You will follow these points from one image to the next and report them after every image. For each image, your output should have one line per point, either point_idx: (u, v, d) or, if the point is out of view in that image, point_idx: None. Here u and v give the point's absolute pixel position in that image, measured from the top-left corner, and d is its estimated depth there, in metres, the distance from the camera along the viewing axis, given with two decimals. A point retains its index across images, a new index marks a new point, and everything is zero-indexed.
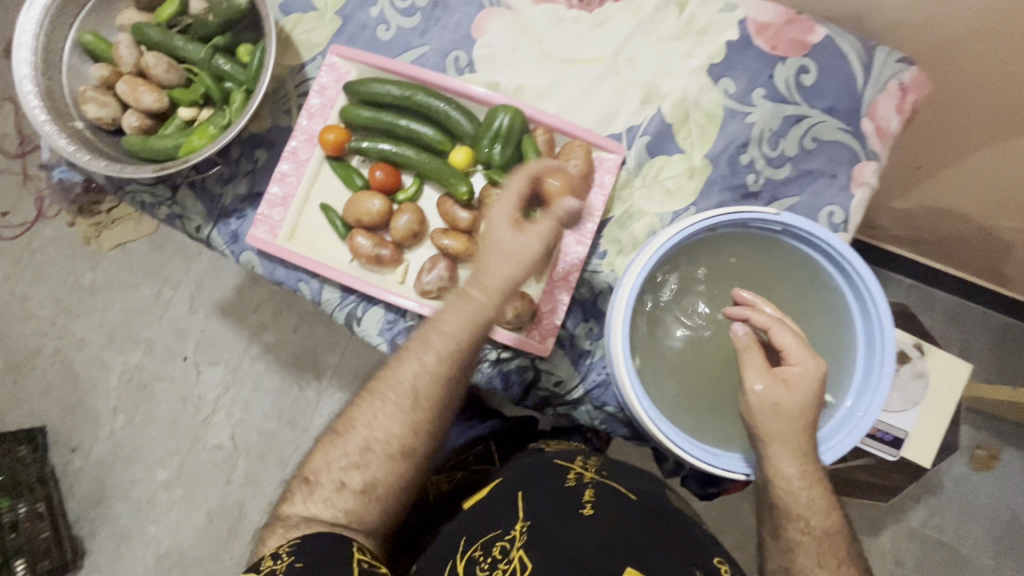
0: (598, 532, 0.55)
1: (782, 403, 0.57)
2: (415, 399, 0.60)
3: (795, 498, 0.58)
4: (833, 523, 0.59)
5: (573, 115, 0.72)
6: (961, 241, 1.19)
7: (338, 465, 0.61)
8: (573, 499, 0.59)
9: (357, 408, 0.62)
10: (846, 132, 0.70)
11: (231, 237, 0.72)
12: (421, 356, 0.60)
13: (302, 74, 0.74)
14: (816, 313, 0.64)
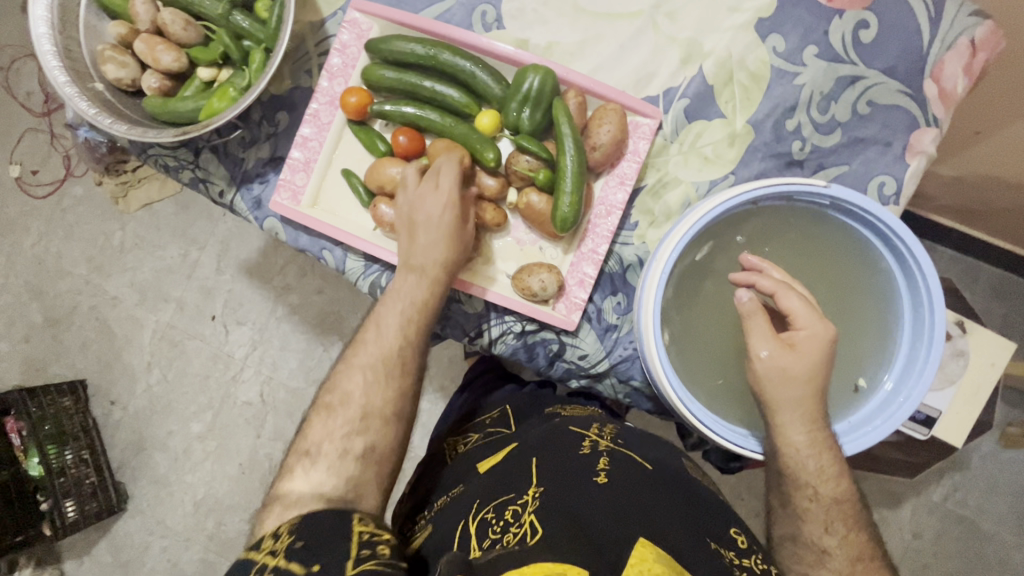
0: (611, 499, 0.50)
1: (792, 370, 0.54)
2: (398, 358, 0.61)
3: (803, 465, 0.55)
4: (843, 491, 0.56)
5: (607, 75, 0.68)
6: (1014, 212, 1.12)
7: (337, 434, 0.57)
8: (587, 465, 0.55)
9: (352, 377, 0.60)
10: (905, 96, 0.65)
11: (255, 203, 0.72)
12: (383, 320, 0.62)
13: (322, 31, 0.71)
14: (857, 295, 0.61)
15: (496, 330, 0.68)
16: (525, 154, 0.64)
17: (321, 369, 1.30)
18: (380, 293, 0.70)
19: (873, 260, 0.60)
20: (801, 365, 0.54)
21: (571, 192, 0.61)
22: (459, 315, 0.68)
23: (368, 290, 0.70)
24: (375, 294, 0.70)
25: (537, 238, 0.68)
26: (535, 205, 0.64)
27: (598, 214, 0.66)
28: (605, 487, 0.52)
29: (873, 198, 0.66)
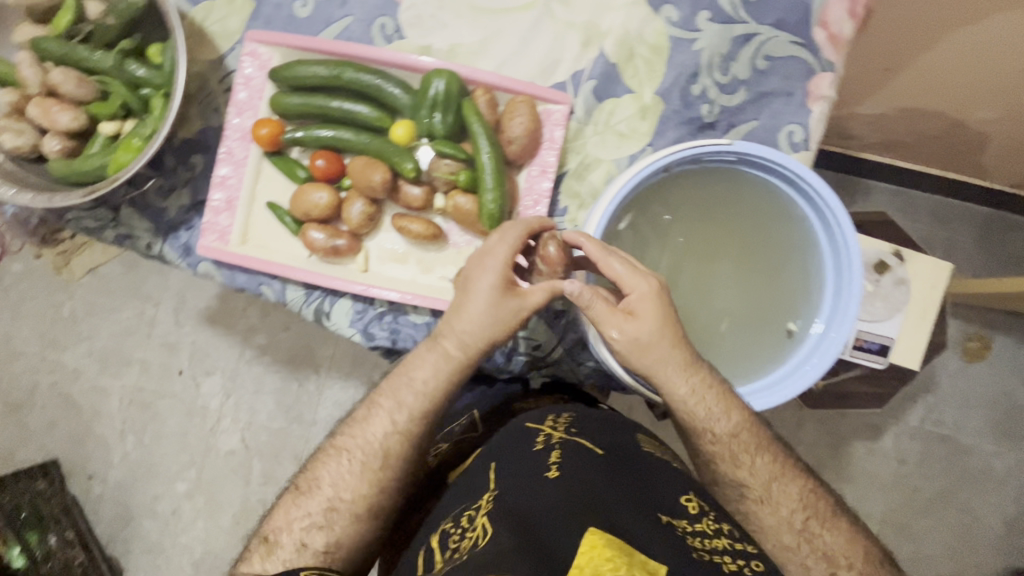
0: (564, 495, 0.53)
1: (642, 331, 0.56)
2: (384, 458, 0.60)
3: (695, 414, 0.59)
4: (739, 422, 0.60)
5: (513, 69, 0.69)
6: (936, 138, 1.17)
7: (300, 525, 0.58)
8: (540, 464, 0.56)
9: (326, 466, 0.60)
10: (798, 46, 0.67)
11: (184, 250, 0.70)
12: (395, 415, 0.60)
13: (224, 67, 0.70)
14: (779, 240, 0.64)
15: None
16: (444, 159, 0.64)
17: (300, 405, 1.28)
18: (325, 318, 0.69)
19: (785, 206, 0.62)
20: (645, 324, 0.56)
21: (493, 189, 0.62)
22: (408, 327, 0.68)
23: (314, 318, 0.69)
24: (321, 321, 0.69)
25: (472, 239, 0.68)
26: (463, 206, 0.64)
27: (526, 204, 0.66)
28: (557, 484, 0.54)
29: (785, 148, 0.68)
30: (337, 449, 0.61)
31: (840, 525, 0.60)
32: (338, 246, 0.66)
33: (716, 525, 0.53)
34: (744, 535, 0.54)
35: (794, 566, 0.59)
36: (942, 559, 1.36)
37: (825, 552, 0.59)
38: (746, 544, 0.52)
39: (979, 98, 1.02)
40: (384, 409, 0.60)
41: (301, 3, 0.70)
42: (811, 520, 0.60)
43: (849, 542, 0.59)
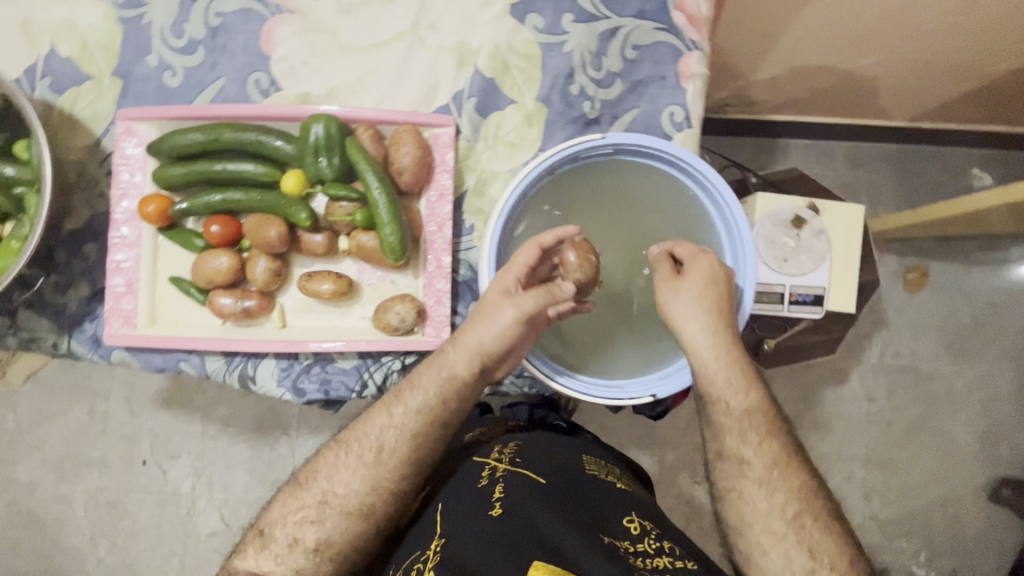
0: (504, 530, 0.54)
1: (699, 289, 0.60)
2: (380, 454, 0.58)
3: (716, 380, 0.59)
4: (755, 401, 0.60)
5: (394, 101, 0.69)
6: (832, 89, 1.22)
7: (294, 519, 0.57)
8: (484, 500, 0.58)
9: (325, 461, 0.59)
10: (662, 31, 0.69)
11: (93, 342, 0.67)
12: (392, 409, 0.59)
13: (101, 149, 0.69)
14: (673, 216, 0.66)
15: (379, 375, 0.67)
16: (339, 201, 0.64)
17: (275, 470, 1.24)
18: (252, 382, 0.67)
19: (671, 184, 0.65)
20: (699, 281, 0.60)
21: (390, 223, 0.62)
22: (338, 375, 0.67)
23: (240, 384, 0.67)
24: (248, 386, 0.67)
25: (385, 274, 0.68)
26: (367, 244, 0.64)
27: (430, 230, 0.66)
28: (499, 519, 0.56)
29: (670, 128, 0.70)
30: (337, 445, 0.60)
31: (833, 529, 0.56)
32: (249, 307, 0.65)
33: (658, 544, 0.55)
34: (687, 554, 0.54)
35: (776, 555, 0.55)
36: (929, 485, 1.40)
37: (810, 546, 0.55)
38: (686, 560, 0.53)
39: (858, 47, 1.05)
40: (385, 404, 0.60)
41: (169, 73, 0.69)
42: (802, 514, 0.56)
43: (840, 547, 0.55)
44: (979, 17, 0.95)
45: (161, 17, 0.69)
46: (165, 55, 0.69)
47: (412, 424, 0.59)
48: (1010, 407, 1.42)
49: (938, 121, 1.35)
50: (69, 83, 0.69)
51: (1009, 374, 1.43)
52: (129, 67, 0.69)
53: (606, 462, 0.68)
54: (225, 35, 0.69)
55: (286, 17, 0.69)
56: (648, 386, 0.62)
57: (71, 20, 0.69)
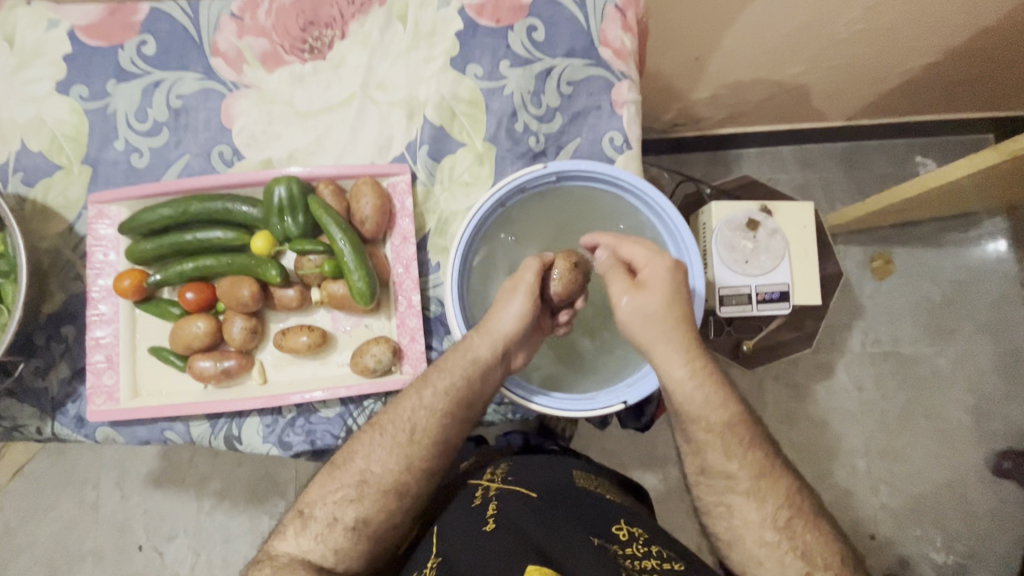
0: (498, 540, 0.54)
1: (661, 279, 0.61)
2: (414, 434, 0.60)
3: (691, 398, 0.60)
4: (733, 414, 0.60)
5: (352, 156, 0.74)
6: (770, 100, 1.29)
7: (333, 498, 0.58)
8: (478, 517, 0.59)
9: (361, 441, 0.61)
10: (593, 66, 0.75)
11: (76, 421, 0.68)
12: (421, 391, 0.61)
13: (74, 234, 0.71)
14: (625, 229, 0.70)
15: (362, 419, 0.68)
16: (307, 255, 0.67)
17: None
18: (237, 442, 0.68)
19: (618, 202, 0.68)
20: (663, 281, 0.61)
21: (357, 269, 0.65)
22: (322, 424, 0.68)
23: (226, 445, 0.68)
24: (233, 446, 0.68)
25: (358, 319, 0.70)
26: (337, 293, 0.67)
27: (398, 272, 0.69)
28: (492, 532, 0.56)
29: (612, 152, 0.75)
30: (372, 427, 0.61)
31: (824, 529, 0.57)
32: (228, 367, 0.67)
33: (646, 548, 0.55)
34: (677, 555, 0.55)
35: (770, 564, 0.56)
36: (933, 468, 1.39)
37: (805, 552, 0.55)
38: (674, 561, 0.54)
39: (784, 60, 1.13)
40: (415, 385, 0.62)
41: (137, 155, 0.73)
42: (793, 519, 0.57)
43: (831, 545, 0.56)
44: (886, 18, 1.01)
45: (124, 105, 0.73)
46: (131, 139, 0.73)
47: (443, 405, 0.61)
48: (997, 380, 1.42)
49: (874, 116, 1.42)
50: (41, 175, 0.72)
51: (990, 348, 1.43)
52: (97, 154, 0.73)
53: (598, 476, 0.69)
54: (187, 115, 0.73)
55: (243, 92, 0.74)
56: (618, 394, 0.65)
57: (39, 117, 0.73)
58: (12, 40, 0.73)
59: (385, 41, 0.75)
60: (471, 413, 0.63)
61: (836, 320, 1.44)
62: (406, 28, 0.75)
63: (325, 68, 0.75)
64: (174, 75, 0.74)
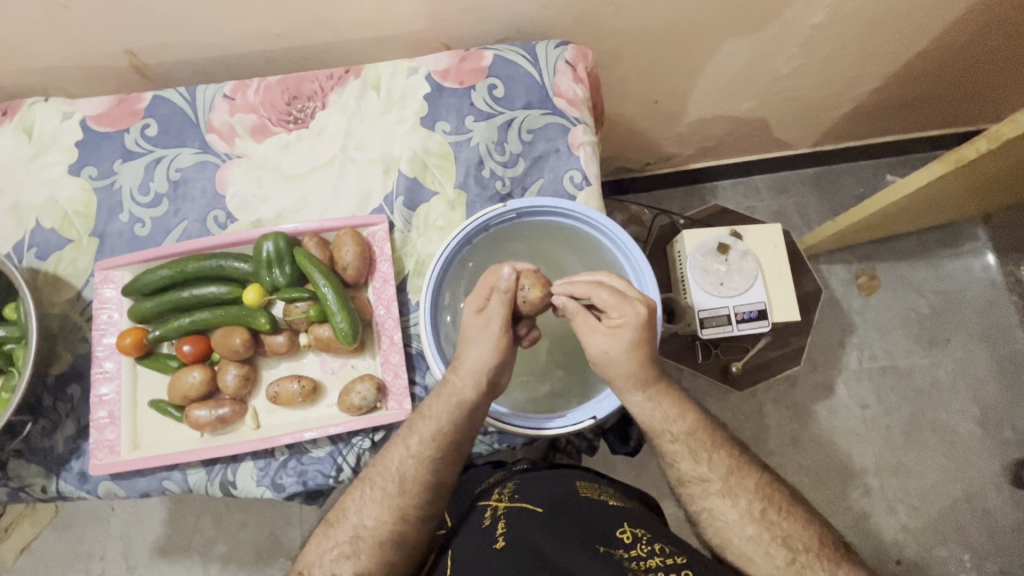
0: (508, 557, 0.59)
1: (616, 351, 0.63)
2: (402, 483, 0.63)
3: (652, 417, 0.66)
4: (692, 422, 0.66)
5: (334, 211, 0.80)
6: (732, 134, 1.38)
7: (331, 556, 0.61)
8: (490, 536, 0.64)
9: (353, 498, 0.64)
10: (549, 115, 0.83)
11: (80, 477, 0.71)
12: (407, 440, 0.64)
13: (81, 299, 0.77)
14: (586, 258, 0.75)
15: (351, 457, 0.71)
16: (294, 302, 0.72)
17: None
18: (232, 487, 0.71)
19: (575, 232, 0.74)
20: (620, 352, 0.63)
21: (341, 312, 0.70)
22: (313, 464, 0.71)
23: (221, 491, 0.71)
24: (228, 491, 0.71)
25: (345, 360, 0.74)
26: (323, 336, 0.71)
27: (379, 313, 0.74)
28: (501, 549, 0.61)
29: (572, 189, 0.81)
30: (363, 480, 0.65)
31: (799, 516, 0.62)
32: (222, 414, 0.70)
33: (649, 547, 0.60)
34: (677, 549, 0.59)
35: (760, 558, 0.60)
36: (947, 483, 1.36)
37: (784, 538, 0.61)
38: (676, 556, 0.58)
39: (736, 97, 1.21)
40: (399, 435, 0.65)
41: (140, 224, 0.80)
42: (768, 510, 0.63)
43: (810, 530, 0.62)
44: (823, 53, 1.09)
45: (129, 181, 0.81)
46: (134, 211, 0.80)
47: (428, 452, 0.64)
48: (997, 387, 1.42)
49: (835, 142, 1.50)
50: (53, 249, 0.79)
51: (986, 355, 1.44)
52: (104, 226, 0.80)
53: (601, 485, 0.73)
54: (185, 185, 0.81)
55: (235, 162, 0.82)
56: (588, 410, 0.68)
57: (52, 197, 0.81)
58: (31, 132, 0.82)
59: (361, 108, 0.83)
60: (459, 454, 0.66)
61: (826, 337, 1.45)
62: (379, 96, 0.83)
63: (308, 135, 0.83)
64: (173, 151, 0.82)
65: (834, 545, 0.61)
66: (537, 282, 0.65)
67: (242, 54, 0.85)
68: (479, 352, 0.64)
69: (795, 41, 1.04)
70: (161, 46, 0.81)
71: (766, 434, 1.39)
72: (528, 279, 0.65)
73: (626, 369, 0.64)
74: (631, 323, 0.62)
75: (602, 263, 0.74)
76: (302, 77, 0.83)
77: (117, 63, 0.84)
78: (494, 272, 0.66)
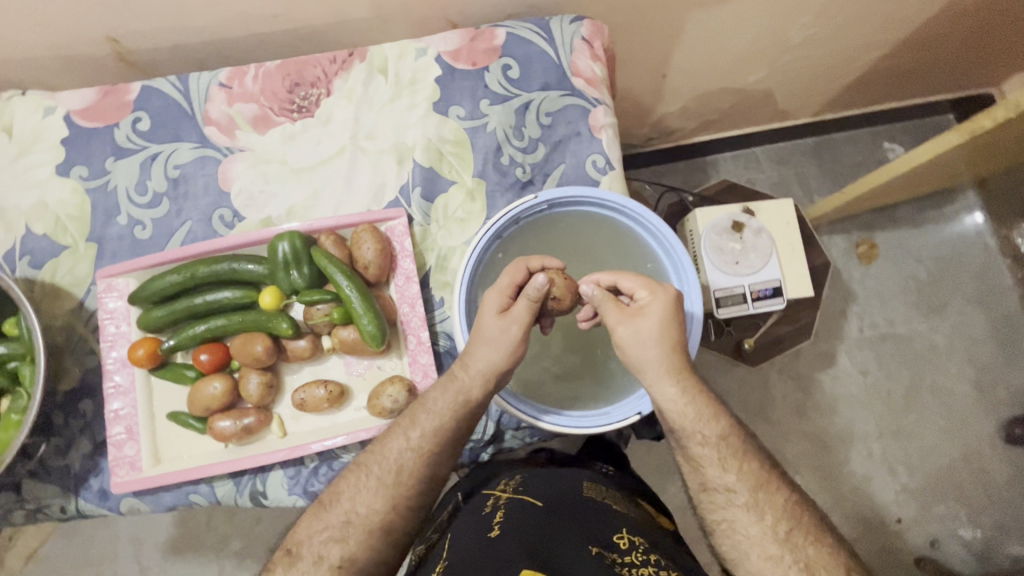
0: (502, 541, 0.59)
1: (644, 336, 0.62)
2: (398, 474, 0.61)
3: (684, 415, 0.63)
4: (725, 427, 0.64)
5: (348, 206, 0.77)
6: (737, 106, 1.34)
7: (320, 539, 0.59)
8: (487, 523, 0.63)
9: (348, 482, 0.62)
10: (567, 96, 0.79)
11: (101, 495, 0.69)
12: (408, 432, 0.63)
13: (85, 310, 0.73)
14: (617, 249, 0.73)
15: None
16: (316, 305, 0.69)
17: None
18: (263, 497, 0.69)
19: (604, 220, 0.72)
20: (649, 338, 0.62)
21: (366, 314, 0.67)
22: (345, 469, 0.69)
23: (252, 502, 0.69)
24: (259, 501, 0.69)
25: (371, 362, 0.72)
26: (348, 338, 0.69)
27: (404, 311, 0.71)
28: (497, 535, 0.60)
29: (595, 174, 0.78)
30: (356, 467, 0.62)
31: (829, 543, 0.58)
32: (248, 424, 0.67)
33: (644, 556, 0.57)
34: (674, 563, 0.58)
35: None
36: (945, 444, 1.39)
37: (809, 564, 0.57)
38: (668, 570, 0.56)
39: (743, 69, 1.18)
40: (400, 427, 0.63)
41: (140, 227, 0.75)
42: (794, 532, 0.59)
43: (838, 559, 0.58)
44: (835, 22, 1.07)
45: (124, 180, 0.76)
46: (133, 213, 0.75)
47: (427, 445, 0.63)
48: (993, 349, 1.44)
49: (836, 110, 1.48)
50: (47, 257, 0.74)
51: (981, 318, 1.46)
52: (101, 231, 0.75)
53: (607, 489, 0.72)
54: (186, 183, 0.76)
55: (238, 156, 0.77)
56: (632, 406, 0.68)
57: (42, 201, 0.75)
58: (11, 130, 0.76)
59: (369, 93, 0.78)
60: (459, 447, 0.65)
61: (826, 307, 1.46)
62: (387, 80, 0.79)
63: (314, 125, 0.78)
64: (170, 147, 0.77)
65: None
66: (564, 287, 0.64)
67: (236, 38, 0.79)
68: (491, 353, 0.62)
69: (808, 9, 1.02)
70: (148, 32, 0.75)
71: (772, 405, 1.41)
72: (557, 281, 0.64)
73: (656, 360, 0.62)
74: (658, 306, 0.63)
75: (634, 254, 0.73)
76: (304, 62, 0.78)
77: (99, 52, 0.77)
78: (520, 269, 0.64)
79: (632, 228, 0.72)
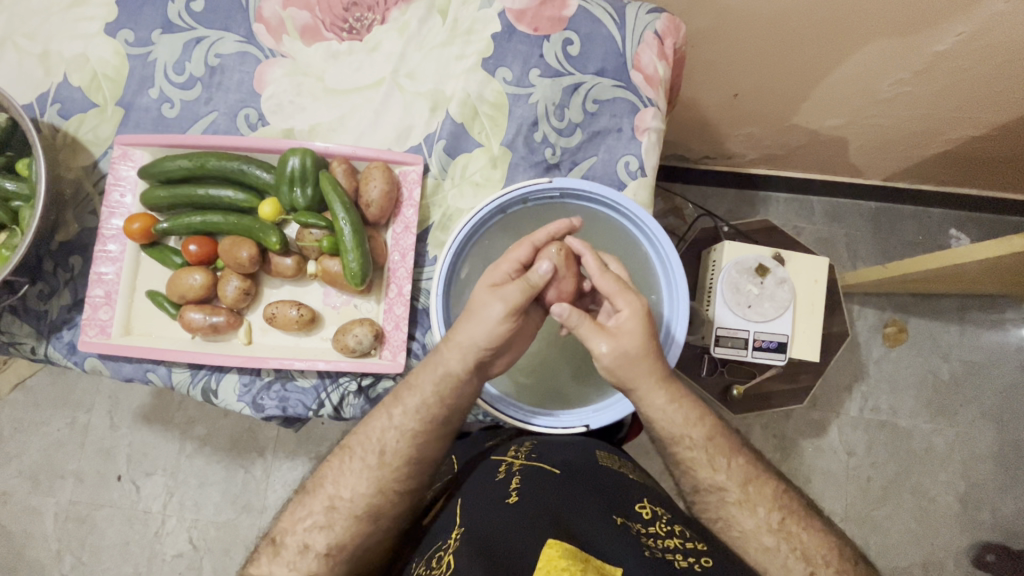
0: (521, 512, 0.56)
1: (633, 355, 0.59)
2: (382, 455, 0.61)
3: (671, 420, 0.62)
4: (711, 428, 0.63)
5: (370, 139, 0.75)
6: (806, 148, 1.25)
7: (303, 526, 0.58)
8: (501, 491, 0.60)
9: (330, 467, 0.61)
10: (620, 88, 0.75)
11: (69, 348, 0.71)
12: (390, 410, 0.62)
13: (96, 171, 0.75)
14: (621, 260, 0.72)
15: (336, 396, 0.70)
16: (309, 228, 0.70)
17: (247, 493, 1.24)
18: (214, 396, 0.70)
19: (614, 225, 0.72)
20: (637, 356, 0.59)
21: (354, 250, 0.66)
22: (296, 393, 0.70)
23: (202, 397, 0.70)
24: (209, 399, 0.70)
25: (349, 298, 0.72)
26: (332, 269, 0.69)
27: (394, 259, 0.71)
28: (515, 504, 0.57)
29: (625, 176, 0.75)
30: (342, 450, 0.62)
31: (808, 526, 0.58)
32: (217, 323, 0.69)
33: (669, 527, 0.56)
34: (697, 536, 0.56)
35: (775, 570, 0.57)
36: (910, 547, 1.29)
37: (804, 552, 0.57)
38: (696, 542, 0.54)
39: (822, 109, 1.09)
40: (383, 406, 0.63)
41: (168, 105, 0.75)
42: (787, 520, 0.59)
43: (827, 541, 0.58)
44: (935, 86, 0.98)
45: (164, 55, 0.76)
46: (165, 89, 0.75)
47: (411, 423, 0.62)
48: (995, 471, 1.33)
49: (911, 180, 1.35)
50: (76, 110, 0.75)
51: (991, 437, 1.35)
52: (131, 99, 0.76)
53: (620, 456, 0.68)
54: (222, 74, 0.76)
55: (279, 61, 0.76)
56: (582, 416, 0.68)
57: (84, 54, 0.76)
58: None
59: (422, 32, 0.76)
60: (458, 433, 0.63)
61: (832, 377, 1.37)
62: (444, 23, 0.76)
63: (360, 49, 0.76)
64: (216, 34, 0.76)
65: (851, 559, 0.57)
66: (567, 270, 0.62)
67: None
68: (476, 329, 0.60)
69: (909, 65, 0.94)
70: None
71: None
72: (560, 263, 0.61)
73: (642, 373, 0.60)
74: (632, 334, 0.59)
75: (635, 266, 0.72)
76: None
77: None
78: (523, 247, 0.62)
79: (643, 250, 0.71)
